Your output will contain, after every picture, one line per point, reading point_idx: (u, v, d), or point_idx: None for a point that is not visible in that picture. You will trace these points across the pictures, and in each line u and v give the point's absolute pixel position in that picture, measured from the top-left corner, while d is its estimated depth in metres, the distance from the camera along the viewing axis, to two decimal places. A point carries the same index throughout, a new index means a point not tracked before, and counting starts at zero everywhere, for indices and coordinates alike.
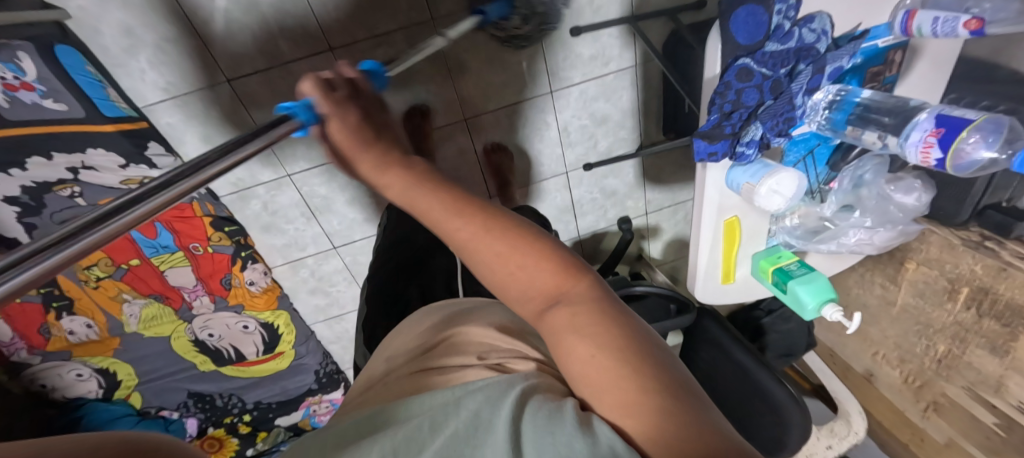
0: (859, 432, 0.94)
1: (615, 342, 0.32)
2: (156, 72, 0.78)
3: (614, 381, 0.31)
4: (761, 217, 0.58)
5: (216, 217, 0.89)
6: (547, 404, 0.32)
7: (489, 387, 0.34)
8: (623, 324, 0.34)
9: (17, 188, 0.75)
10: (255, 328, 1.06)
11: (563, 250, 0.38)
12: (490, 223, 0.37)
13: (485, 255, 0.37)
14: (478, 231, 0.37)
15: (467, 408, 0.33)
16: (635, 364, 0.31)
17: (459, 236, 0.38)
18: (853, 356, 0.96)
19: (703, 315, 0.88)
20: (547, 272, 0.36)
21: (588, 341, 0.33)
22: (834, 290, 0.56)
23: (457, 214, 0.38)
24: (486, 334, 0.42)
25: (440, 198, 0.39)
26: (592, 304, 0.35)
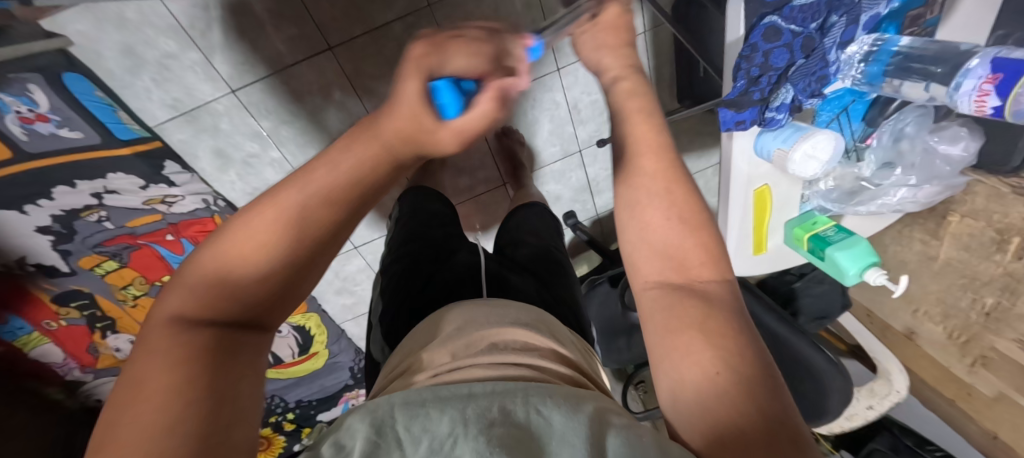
0: (900, 390, 0.93)
1: (752, 385, 0.29)
2: (162, 89, 0.79)
3: (715, 381, 0.29)
4: (792, 183, 0.56)
5: None
6: (630, 428, 0.29)
7: (564, 393, 0.31)
8: (757, 358, 0.31)
9: (48, 217, 0.75)
10: (288, 332, 1.04)
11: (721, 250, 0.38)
12: (674, 186, 0.40)
13: (656, 203, 0.39)
14: (669, 207, 0.38)
15: (533, 399, 0.30)
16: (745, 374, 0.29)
17: (649, 174, 0.41)
18: (891, 314, 0.93)
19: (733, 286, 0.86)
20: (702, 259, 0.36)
21: (720, 358, 0.30)
22: (876, 254, 0.52)
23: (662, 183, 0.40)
24: (528, 334, 0.41)
25: (648, 134, 0.43)
26: (725, 310, 0.33)
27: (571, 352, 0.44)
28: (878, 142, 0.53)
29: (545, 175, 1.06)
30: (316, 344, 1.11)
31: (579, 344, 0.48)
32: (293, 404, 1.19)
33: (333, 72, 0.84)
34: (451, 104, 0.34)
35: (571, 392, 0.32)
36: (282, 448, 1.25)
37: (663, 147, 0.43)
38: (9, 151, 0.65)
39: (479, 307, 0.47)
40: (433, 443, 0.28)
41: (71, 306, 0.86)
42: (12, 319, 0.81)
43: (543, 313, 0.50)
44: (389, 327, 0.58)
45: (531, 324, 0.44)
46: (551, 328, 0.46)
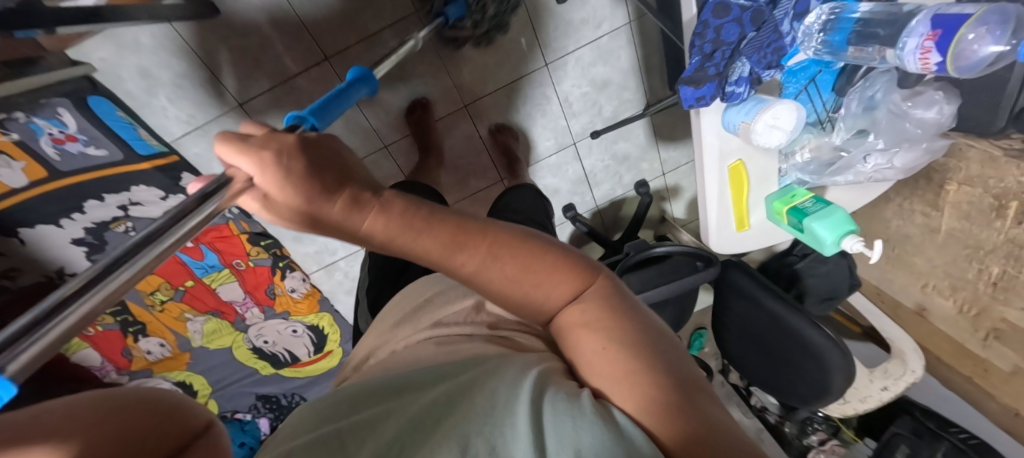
0: (915, 371, 0.89)
1: (650, 356, 0.32)
2: (176, 106, 0.86)
3: (621, 369, 0.31)
4: (767, 157, 0.56)
5: (251, 234, 0.97)
6: (563, 390, 0.30)
7: (509, 371, 0.32)
8: (644, 325, 0.35)
9: (81, 230, 0.83)
10: (303, 331, 1.14)
11: (571, 255, 0.38)
12: (497, 249, 0.36)
13: (493, 277, 0.36)
14: (467, 235, 0.36)
15: (485, 388, 0.31)
16: (639, 351, 0.32)
17: (465, 270, 0.36)
18: (901, 291, 0.91)
19: (729, 267, 0.85)
20: (557, 279, 0.37)
21: (607, 336, 0.33)
22: (854, 222, 0.53)
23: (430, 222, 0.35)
24: (494, 309, 0.44)
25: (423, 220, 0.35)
26: (601, 297, 0.36)
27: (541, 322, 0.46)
28: (848, 111, 0.53)
29: (542, 170, 1.08)
30: (330, 343, 1.18)
31: None
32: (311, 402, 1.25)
33: (331, 81, 0.89)
34: None
35: (513, 367, 0.33)
36: None
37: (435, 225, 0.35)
38: (45, 170, 0.74)
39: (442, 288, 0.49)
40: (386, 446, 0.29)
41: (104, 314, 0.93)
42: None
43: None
44: (373, 300, 0.72)
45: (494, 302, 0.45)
46: None
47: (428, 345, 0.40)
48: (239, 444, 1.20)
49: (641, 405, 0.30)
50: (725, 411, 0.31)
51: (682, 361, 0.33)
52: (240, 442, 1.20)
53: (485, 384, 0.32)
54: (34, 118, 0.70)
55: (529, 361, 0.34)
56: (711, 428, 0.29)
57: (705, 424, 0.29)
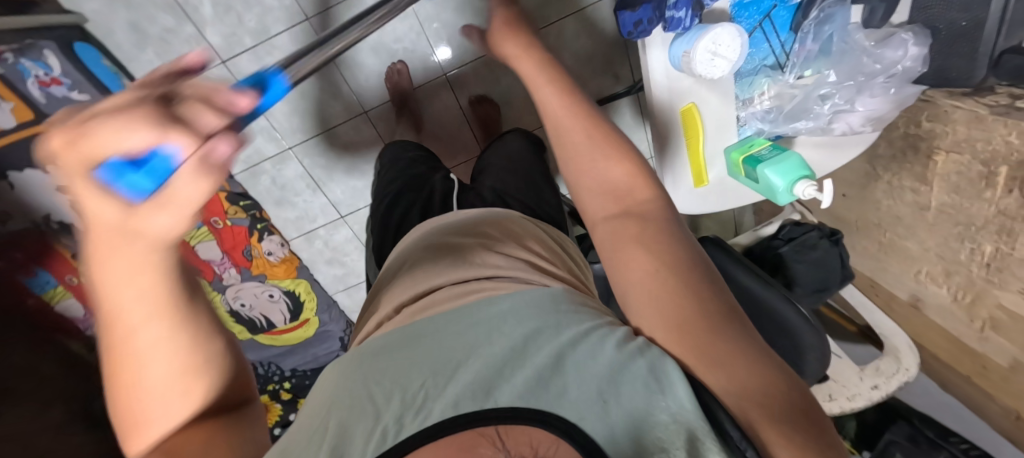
0: (909, 369, 0.85)
1: (695, 290, 0.38)
2: (163, 61, 0.88)
3: (662, 299, 0.37)
4: (722, 102, 0.53)
5: (231, 193, 0.99)
6: (587, 337, 0.36)
7: (523, 319, 0.37)
8: (687, 259, 0.40)
9: (60, 170, 0.79)
10: (279, 296, 1.13)
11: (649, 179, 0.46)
12: (604, 146, 0.48)
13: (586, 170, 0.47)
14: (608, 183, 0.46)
15: (502, 340, 0.36)
16: (686, 290, 0.37)
17: (584, 161, 0.48)
18: (894, 282, 0.86)
19: (704, 242, 0.80)
20: (639, 197, 0.45)
21: (655, 259, 0.39)
22: (808, 165, 0.48)
23: (602, 160, 0.47)
24: (491, 248, 0.50)
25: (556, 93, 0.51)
26: (660, 230, 0.42)
27: (540, 253, 0.52)
28: (806, 50, 0.51)
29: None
30: (306, 310, 1.18)
31: (533, 229, 0.57)
32: (287, 371, 1.26)
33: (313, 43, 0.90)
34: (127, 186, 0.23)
35: (529, 309, 0.38)
36: (278, 418, 1.27)
37: (567, 101, 0.51)
38: (31, 113, 0.76)
39: (446, 231, 0.56)
40: (404, 399, 0.33)
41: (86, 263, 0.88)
42: (39, 272, 0.84)
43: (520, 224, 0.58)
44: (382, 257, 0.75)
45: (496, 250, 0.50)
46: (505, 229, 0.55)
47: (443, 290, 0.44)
48: None
49: (666, 312, 0.37)
50: (746, 332, 0.36)
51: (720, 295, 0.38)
52: None
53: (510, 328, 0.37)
54: (21, 59, 0.73)
55: (541, 314, 0.38)
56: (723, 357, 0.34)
57: (718, 349, 0.34)
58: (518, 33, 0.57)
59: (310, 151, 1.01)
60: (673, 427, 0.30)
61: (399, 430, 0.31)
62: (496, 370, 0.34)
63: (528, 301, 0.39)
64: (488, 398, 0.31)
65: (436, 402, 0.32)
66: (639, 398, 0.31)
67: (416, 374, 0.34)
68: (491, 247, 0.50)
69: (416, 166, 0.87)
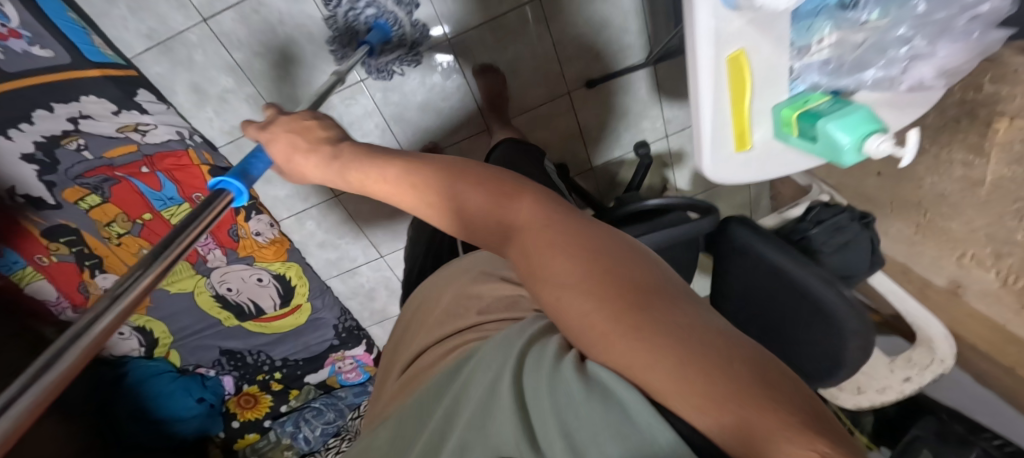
0: (945, 359, 0.78)
1: (607, 282, 0.30)
2: (137, 18, 0.81)
3: (582, 310, 0.30)
4: (774, 49, 0.45)
5: (214, 166, 0.93)
6: (545, 362, 0.32)
7: (484, 368, 0.36)
8: (593, 246, 0.33)
9: (30, 144, 0.76)
10: (268, 280, 1.06)
11: (484, 173, 0.40)
12: (420, 180, 0.41)
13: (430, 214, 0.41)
14: (482, 217, 0.38)
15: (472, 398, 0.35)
16: (598, 288, 0.30)
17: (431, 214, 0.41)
18: (931, 267, 0.80)
19: (729, 221, 0.74)
20: (521, 209, 0.37)
21: (563, 270, 0.32)
22: (879, 118, 0.41)
23: (427, 199, 0.41)
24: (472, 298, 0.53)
25: (361, 165, 0.44)
26: (552, 226, 0.35)
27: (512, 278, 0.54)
28: None
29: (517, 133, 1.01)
30: (297, 296, 1.11)
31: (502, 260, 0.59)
32: (279, 361, 1.19)
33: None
34: None
35: (492, 350, 0.38)
36: (268, 409, 1.24)
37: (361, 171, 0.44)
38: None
39: (436, 289, 0.61)
40: None
41: (59, 242, 0.88)
42: (6, 253, 0.84)
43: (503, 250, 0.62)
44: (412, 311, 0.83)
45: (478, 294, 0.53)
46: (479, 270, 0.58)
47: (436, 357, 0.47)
48: (197, 399, 1.14)
49: (585, 321, 0.30)
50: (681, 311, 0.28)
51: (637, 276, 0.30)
52: (200, 398, 1.15)
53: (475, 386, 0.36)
54: None
55: (492, 364, 0.36)
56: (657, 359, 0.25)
57: (650, 350, 0.26)
58: (311, 150, 0.48)
59: None
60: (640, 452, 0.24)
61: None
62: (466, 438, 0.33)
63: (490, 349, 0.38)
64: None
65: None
66: (597, 421, 0.26)
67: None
68: (475, 293, 0.53)
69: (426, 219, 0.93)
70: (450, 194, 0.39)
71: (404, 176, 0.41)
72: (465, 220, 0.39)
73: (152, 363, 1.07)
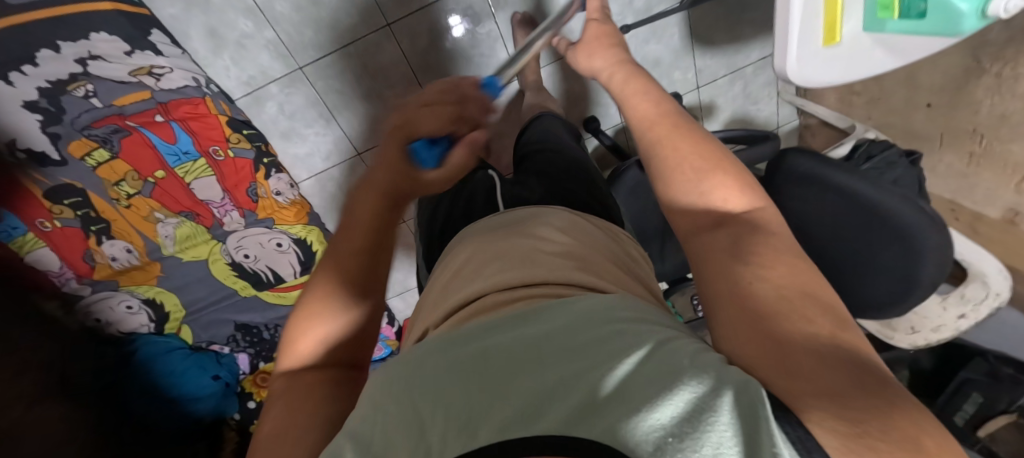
0: (1001, 292, 0.77)
1: (806, 306, 0.34)
2: None
3: (774, 304, 0.34)
4: None
5: (233, 118, 0.89)
6: (669, 353, 0.33)
7: (583, 338, 0.36)
8: (808, 282, 0.36)
9: (33, 90, 0.73)
10: (289, 246, 1.00)
11: (733, 169, 0.48)
12: (690, 132, 0.52)
13: (658, 146, 0.52)
14: (706, 201, 0.46)
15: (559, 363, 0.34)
16: (797, 300, 0.34)
17: (663, 144, 0.52)
18: (986, 200, 0.77)
19: (786, 151, 0.70)
20: (737, 194, 0.45)
21: (757, 267, 0.37)
22: None
23: (671, 140, 0.51)
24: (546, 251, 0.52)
25: (643, 88, 0.59)
26: (774, 240, 0.40)
27: (590, 253, 0.54)
28: None
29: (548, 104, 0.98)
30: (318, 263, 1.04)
31: (598, 242, 0.58)
32: None
33: None
34: (429, 158, 0.49)
35: (594, 322, 0.37)
36: None
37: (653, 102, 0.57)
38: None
39: (499, 230, 0.60)
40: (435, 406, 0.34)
41: (64, 204, 0.81)
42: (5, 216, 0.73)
43: (583, 223, 0.62)
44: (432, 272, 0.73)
45: (553, 251, 0.52)
46: (566, 230, 0.58)
47: (500, 296, 0.46)
48: (214, 376, 0.98)
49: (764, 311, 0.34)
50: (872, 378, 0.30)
51: (851, 339, 0.33)
52: (216, 375, 0.99)
53: (565, 348, 0.35)
54: None
55: (600, 332, 0.36)
56: (799, 371, 0.30)
57: (800, 358, 0.30)
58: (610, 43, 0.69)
59: (324, 73, 0.89)
60: (745, 438, 0.26)
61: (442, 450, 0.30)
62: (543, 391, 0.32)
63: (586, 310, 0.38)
64: (535, 424, 0.30)
65: (482, 422, 0.31)
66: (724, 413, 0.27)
67: (462, 390, 0.34)
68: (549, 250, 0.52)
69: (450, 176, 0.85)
70: (691, 156, 0.49)
71: (674, 129, 0.52)
72: (668, 182, 0.50)
73: (162, 339, 0.94)
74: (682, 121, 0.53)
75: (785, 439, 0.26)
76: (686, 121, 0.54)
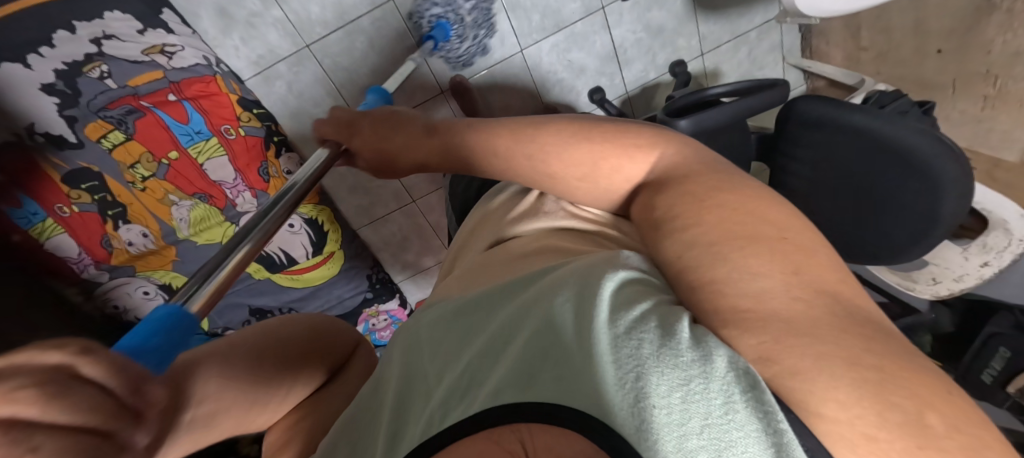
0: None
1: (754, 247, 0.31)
2: None
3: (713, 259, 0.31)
4: None
5: (243, 97, 0.91)
6: (660, 310, 0.31)
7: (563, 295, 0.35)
8: (746, 201, 0.34)
9: (51, 72, 0.75)
10: (300, 226, 1.00)
11: (624, 133, 0.43)
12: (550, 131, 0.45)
13: (539, 162, 0.45)
14: (617, 188, 0.43)
15: (537, 330, 0.34)
16: (739, 240, 0.31)
17: (543, 152, 0.45)
18: (1001, 147, 0.76)
19: (795, 101, 0.71)
20: (640, 160, 0.41)
21: (686, 238, 0.34)
22: None
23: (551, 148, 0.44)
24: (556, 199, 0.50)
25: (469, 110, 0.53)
26: (695, 184, 0.37)
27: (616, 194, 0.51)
28: None
29: (552, 85, 1.02)
30: (330, 243, 1.05)
31: None
32: None
33: None
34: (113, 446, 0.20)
35: (581, 269, 0.36)
36: None
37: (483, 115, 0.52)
38: None
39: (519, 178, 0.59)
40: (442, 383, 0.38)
41: (81, 189, 0.81)
42: (23, 201, 0.77)
43: None
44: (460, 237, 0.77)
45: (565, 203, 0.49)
46: None
47: (511, 259, 0.46)
48: None
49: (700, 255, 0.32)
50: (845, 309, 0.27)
51: (816, 271, 0.29)
52: None
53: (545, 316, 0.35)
54: None
55: (585, 283, 0.34)
56: (756, 348, 0.27)
57: None
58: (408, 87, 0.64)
59: (330, 50, 0.90)
60: (751, 414, 0.25)
61: (443, 416, 0.35)
62: (525, 364, 0.33)
63: (581, 267, 0.36)
64: (528, 390, 0.32)
65: (482, 389, 0.35)
66: (707, 384, 0.26)
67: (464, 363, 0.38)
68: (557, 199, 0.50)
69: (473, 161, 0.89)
70: (566, 157, 0.43)
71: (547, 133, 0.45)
72: (575, 192, 0.45)
73: None
74: (565, 145, 0.43)
75: (787, 426, 0.24)
76: (524, 133, 0.46)
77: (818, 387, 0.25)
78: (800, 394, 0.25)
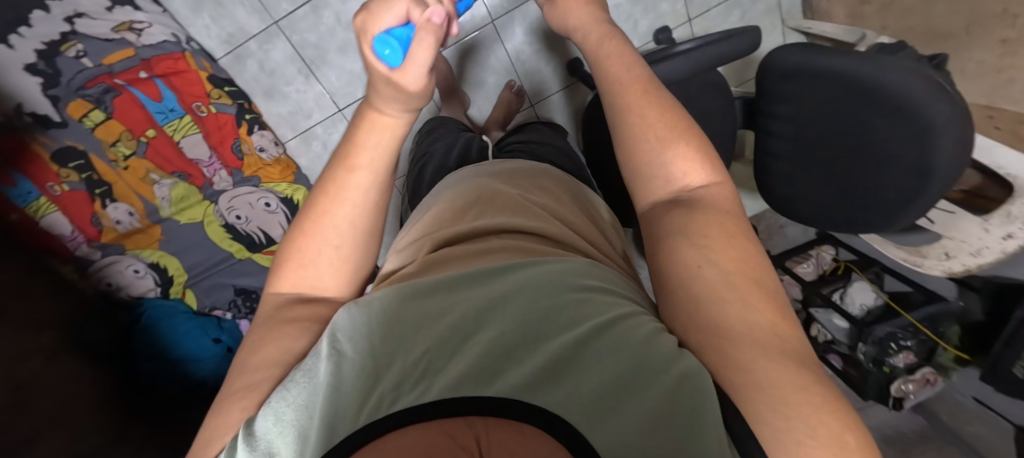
0: None
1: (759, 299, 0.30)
2: None
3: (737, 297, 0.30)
4: None
5: (213, 75, 0.94)
6: (633, 324, 0.31)
7: (544, 295, 0.33)
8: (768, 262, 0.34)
9: (32, 52, 0.79)
10: (277, 205, 1.00)
11: (706, 149, 0.40)
12: (666, 109, 0.41)
13: (637, 121, 0.41)
14: (667, 177, 0.39)
15: (512, 322, 0.32)
16: (753, 290, 0.31)
17: (645, 115, 0.41)
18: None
19: (774, 50, 0.63)
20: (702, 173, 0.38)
21: (704, 256, 0.33)
22: None
23: (669, 127, 0.40)
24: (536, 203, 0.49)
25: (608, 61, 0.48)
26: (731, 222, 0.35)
27: (577, 211, 0.52)
28: None
29: None
30: None
31: (578, 191, 0.58)
32: None
33: None
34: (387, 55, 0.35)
35: (572, 272, 0.36)
36: None
37: (632, 66, 0.47)
38: None
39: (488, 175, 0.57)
40: (384, 358, 0.30)
41: (70, 168, 0.82)
42: (17, 179, 0.77)
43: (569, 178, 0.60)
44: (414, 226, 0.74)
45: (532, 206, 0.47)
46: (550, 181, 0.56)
47: (480, 248, 0.41)
48: (214, 340, 0.90)
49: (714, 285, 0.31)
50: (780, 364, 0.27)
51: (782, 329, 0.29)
52: (217, 338, 0.91)
53: (521, 310, 0.32)
54: None
55: (566, 288, 0.34)
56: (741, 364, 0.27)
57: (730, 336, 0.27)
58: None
59: (298, 27, 0.92)
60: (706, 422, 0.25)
61: (393, 401, 0.26)
62: (496, 356, 0.29)
63: (555, 272, 0.35)
64: (490, 384, 0.27)
65: (443, 374, 0.28)
66: (659, 397, 0.26)
67: (422, 342, 0.31)
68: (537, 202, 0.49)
69: (437, 139, 0.86)
70: (661, 136, 0.40)
71: (656, 102, 0.42)
72: (633, 163, 0.41)
73: (166, 303, 0.91)
74: (679, 123, 0.40)
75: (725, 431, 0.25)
76: (660, 107, 0.41)
77: (773, 403, 0.25)
78: (757, 410, 0.25)
